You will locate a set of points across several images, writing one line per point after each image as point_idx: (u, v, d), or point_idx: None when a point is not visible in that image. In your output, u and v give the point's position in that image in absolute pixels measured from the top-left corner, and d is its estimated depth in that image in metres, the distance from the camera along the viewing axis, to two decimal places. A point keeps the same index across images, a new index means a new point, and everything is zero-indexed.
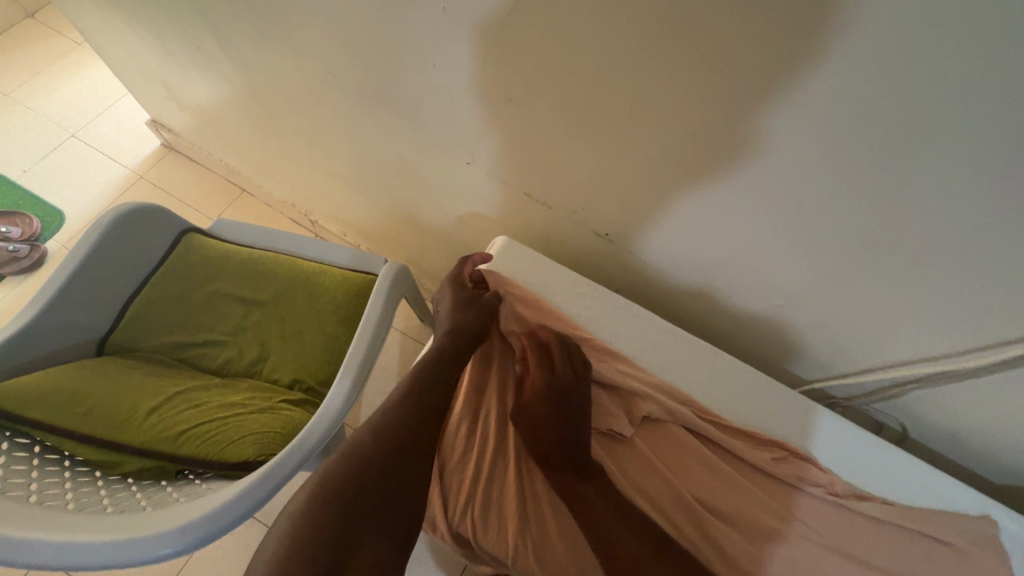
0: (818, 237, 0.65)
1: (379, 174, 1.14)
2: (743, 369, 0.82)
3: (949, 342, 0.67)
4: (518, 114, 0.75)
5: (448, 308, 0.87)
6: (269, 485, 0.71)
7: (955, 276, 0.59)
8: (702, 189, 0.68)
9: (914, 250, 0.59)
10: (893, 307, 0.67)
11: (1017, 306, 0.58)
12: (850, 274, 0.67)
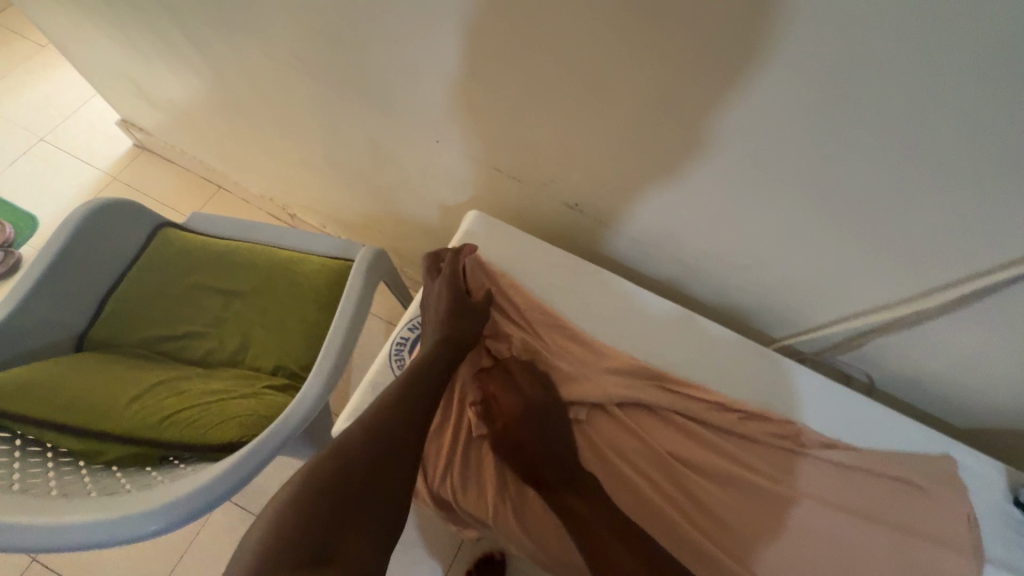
0: (805, 194, 0.60)
1: (351, 165, 1.08)
2: (719, 331, 0.75)
3: (925, 280, 0.61)
4: (485, 87, 0.70)
5: (437, 300, 0.72)
6: (252, 464, 0.64)
7: (931, 224, 0.55)
8: (673, 149, 0.63)
9: (885, 199, 0.55)
10: (869, 256, 0.62)
11: (991, 241, 0.53)
12: (818, 222, 0.62)
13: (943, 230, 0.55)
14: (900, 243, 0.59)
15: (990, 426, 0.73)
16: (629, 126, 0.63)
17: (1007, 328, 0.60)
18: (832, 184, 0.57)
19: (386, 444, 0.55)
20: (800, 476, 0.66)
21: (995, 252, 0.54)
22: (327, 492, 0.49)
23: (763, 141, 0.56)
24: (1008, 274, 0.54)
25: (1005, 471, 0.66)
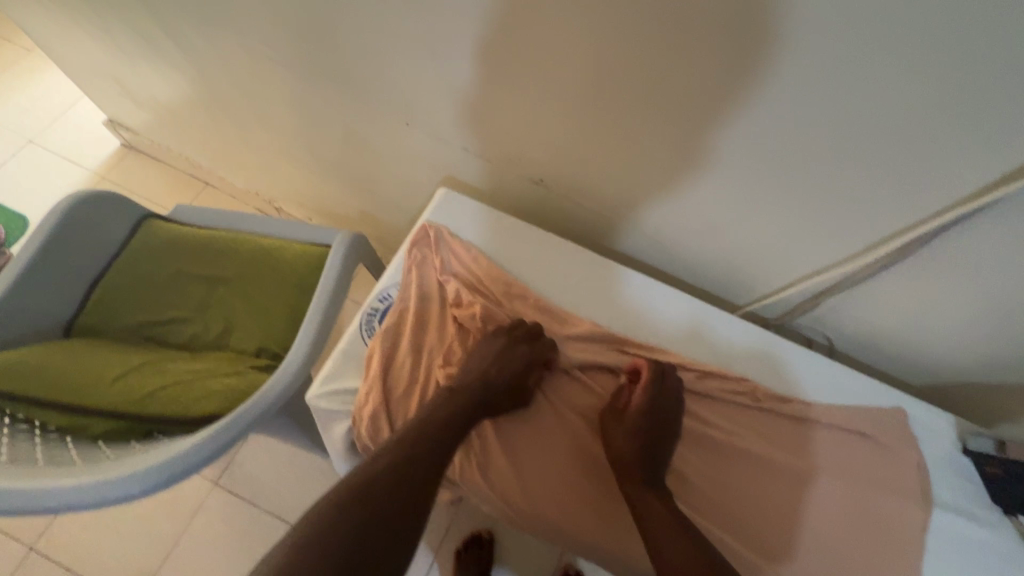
0: (767, 158, 0.60)
1: (328, 153, 1.10)
2: (679, 298, 0.77)
3: (872, 237, 0.63)
4: (447, 68, 0.72)
5: (405, 274, 0.71)
6: (232, 432, 0.68)
7: (875, 180, 0.56)
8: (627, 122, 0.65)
9: (829, 159, 0.57)
10: (822, 215, 0.63)
11: (929, 195, 0.55)
12: (770, 182, 0.63)
13: (879, 185, 0.57)
14: (839, 202, 0.61)
15: (946, 380, 0.76)
16: (580, 100, 0.65)
17: (946, 279, 0.62)
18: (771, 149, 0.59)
19: (413, 476, 0.53)
20: (756, 430, 0.68)
21: (926, 204, 0.56)
22: (359, 532, 0.48)
23: (704, 108, 0.58)
24: (937, 223, 0.56)
25: (956, 421, 0.69)
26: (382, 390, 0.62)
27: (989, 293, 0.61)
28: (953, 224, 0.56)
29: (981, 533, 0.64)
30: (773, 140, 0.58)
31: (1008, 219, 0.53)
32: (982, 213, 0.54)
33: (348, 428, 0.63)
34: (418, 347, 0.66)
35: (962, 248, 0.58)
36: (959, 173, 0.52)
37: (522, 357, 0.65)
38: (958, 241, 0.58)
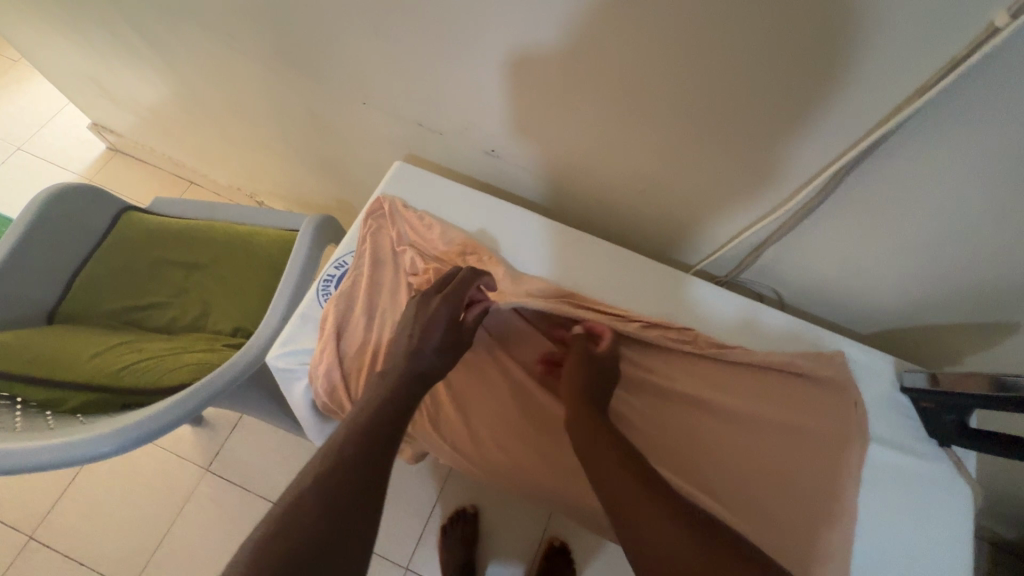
0: (717, 127, 0.63)
1: (296, 140, 1.13)
2: (626, 256, 0.80)
3: (799, 180, 0.64)
4: (390, 42, 0.75)
5: (361, 242, 0.74)
6: (199, 397, 0.72)
7: (793, 118, 0.58)
8: (559, 79, 0.67)
9: (746, 102, 0.58)
10: (752, 161, 0.65)
11: (841, 131, 0.57)
12: (701, 130, 0.64)
13: (787, 129, 0.59)
14: (757, 149, 0.63)
15: (888, 323, 0.79)
16: (512, 64, 0.68)
17: (866, 220, 0.65)
18: (684, 99, 0.62)
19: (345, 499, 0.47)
20: (699, 376, 0.72)
21: (832, 146, 0.59)
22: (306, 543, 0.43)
23: (620, 63, 0.61)
24: (840, 162, 0.59)
25: (894, 362, 0.72)
26: (334, 349, 0.65)
27: (906, 231, 0.64)
28: (855, 164, 0.59)
29: (914, 464, 0.67)
30: (684, 90, 0.61)
31: (904, 154, 0.56)
32: (879, 150, 0.57)
33: (306, 386, 0.66)
34: (370, 308, 0.68)
35: (871, 187, 0.61)
36: (854, 113, 0.54)
37: (436, 316, 0.63)
38: (864, 180, 0.60)
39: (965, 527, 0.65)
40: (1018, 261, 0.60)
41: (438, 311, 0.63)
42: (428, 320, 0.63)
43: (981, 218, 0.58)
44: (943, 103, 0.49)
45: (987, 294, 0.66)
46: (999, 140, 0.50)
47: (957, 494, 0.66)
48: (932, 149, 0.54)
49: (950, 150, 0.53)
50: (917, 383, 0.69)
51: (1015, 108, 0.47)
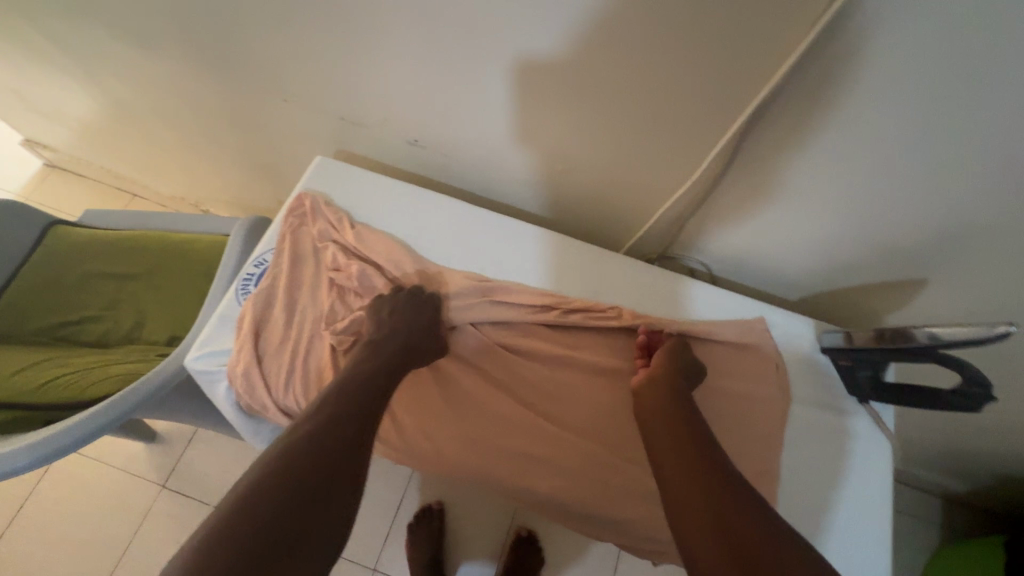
0: (621, 97, 0.64)
1: (228, 142, 1.11)
2: (556, 238, 0.78)
3: (705, 146, 0.66)
4: (298, 32, 0.75)
5: (280, 240, 0.72)
6: (117, 408, 0.70)
7: (687, 84, 0.59)
8: (468, 58, 0.68)
9: (642, 70, 0.60)
10: (661, 129, 0.66)
11: (734, 95, 0.58)
12: (609, 101, 0.66)
13: (689, 93, 0.60)
14: (666, 116, 0.64)
15: (812, 286, 0.81)
16: (420, 45, 0.68)
17: (776, 184, 0.67)
18: (587, 69, 0.62)
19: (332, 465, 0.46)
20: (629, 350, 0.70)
21: (730, 109, 0.60)
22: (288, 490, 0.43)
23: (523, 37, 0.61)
24: (736, 127, 0.60)
25: (815, 325, 0.74)
26: (252, 347, 0.64)
27: (812, 193, 0.66)
28: (752, 126, 0.60)
29: (834, 420, 0.69)
30: (587, 60, 0.61)
31: (793, 113, 0.57)
32: (769, 111, 0.58)
33: (227, 387, 0.65)
34: (291, 307, 0.67)
35: (770, 150, 0.62)
36: (744, 74, 0.55)
37: (431, 306, 0.68)
38: (763, 142, 0.62)
39: (884, 475, 0.68)
40: (910, 214, 0.63)
41: (433, 301, 0.68)
42: (421, 309, 0.67)
43: (877, 173, 0.60)
44: (818, 58, 0.51)
45: (893, 249, 0.69)
46: (872, 91, 0.52)
47: (873, 444, 0.69)
48: (816, 104, 0.55)
49: (834, 107, 0.55)
50: (836, 343, 0.70)
51: (882, 59, 0.49)
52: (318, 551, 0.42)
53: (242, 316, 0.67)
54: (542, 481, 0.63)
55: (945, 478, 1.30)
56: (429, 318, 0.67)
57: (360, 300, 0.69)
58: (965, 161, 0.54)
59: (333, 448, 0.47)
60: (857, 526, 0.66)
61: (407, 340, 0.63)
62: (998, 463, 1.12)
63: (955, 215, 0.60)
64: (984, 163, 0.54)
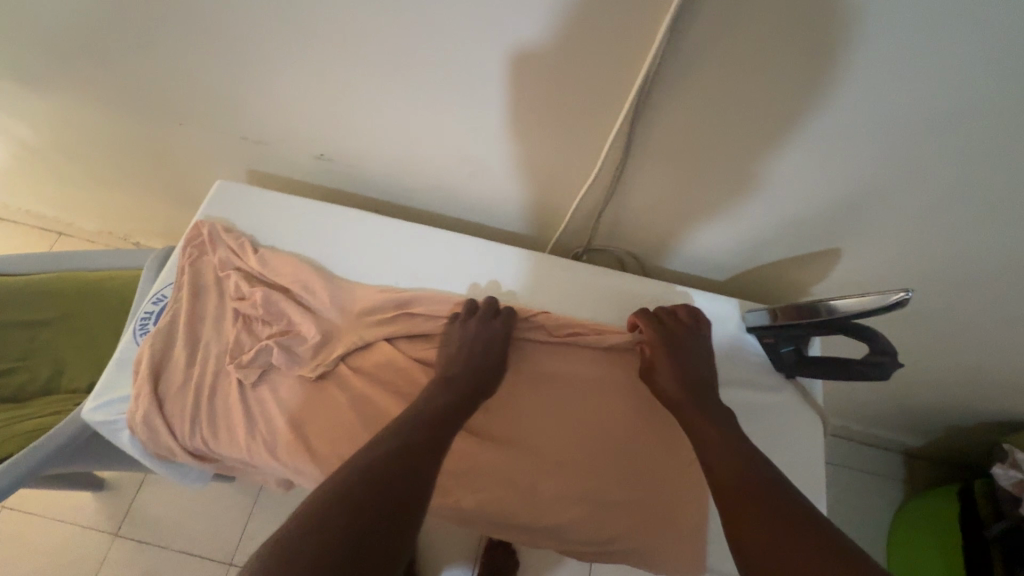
0: (513, 86, 0.63)
1: (134, 171, 1.05)
2: (474, 243, 0.76)
3: (605, 130, 0.65)
4: (178, 50, 0.71)
5: (178, 274, 0.68)
6: (13, 474, 0.65)
7: (573, 67, 0.59)
8: (356, 60, 0.66)
9: (527, 55, 0.59)
10: (559, 117, 0.65)
11: (619, 74, 0.58)
12: (503, 92, 0.64)
13: (576, 75, 0.59)
14: (563, 102, 0.63)
15: (736, 262, 0.82)
16: (306, 50, 0.66)
17: (681, 161, 0.67)
18: (474, 58, 0.61)
19: (390, 507, 0.46)
20: (555, 352, 0.70)
21: (620, 88, 0.59)
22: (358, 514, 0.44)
23: (405, 30, 0.60)
24: (627, 105, 0.60)
25: (739, 304, 0.74)
26: (152, 392, 0.61)
27: (716, 164, 0.66)
28: (644, 103, 0.60)
29: (764, 398, 0.70)
30: (473, 49, 0.60)
31: (684, 82, 0.57)
32: (659, 85, 0.58)
33: (131, 435, 0.61)
34: (193, 344, 0.64)
35: (670, 123, 0.62)
36: (624, 49, 0.55)
37: (507, 330, 0.67)
38: (662, 116, 0.62)
39: (814, 445, 0.69)
40: (809, 171, 0.64)
41: (508, 324, 0.68)
42: (496, 333, 0.66)
43: (777, 134, 0.60)
44: (690, 25, 0.51)
45: (801, 214, 0.70)
46: (749, 52, 0.52)
47: (803, 416, 0.70)
48: (699, 72, 0.55)
49: (718, 72, 0.55)
50: (760, 321, 0.69)
51: (748, 19, 0.49)
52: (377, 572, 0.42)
53: (139, 359, 0.63)
54: (468, 495, 0.62)
55: (902, 435, 1.33)
56: (503, 342, 0.67)
57: (269, 328, 0.65)
58: (842, 115, 0.56)
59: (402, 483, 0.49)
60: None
61: (473, 369, 0.64)
62: (947, 413, 1.15)
63: (847, 168, 0.62)
64: (861, 114, 0.56)
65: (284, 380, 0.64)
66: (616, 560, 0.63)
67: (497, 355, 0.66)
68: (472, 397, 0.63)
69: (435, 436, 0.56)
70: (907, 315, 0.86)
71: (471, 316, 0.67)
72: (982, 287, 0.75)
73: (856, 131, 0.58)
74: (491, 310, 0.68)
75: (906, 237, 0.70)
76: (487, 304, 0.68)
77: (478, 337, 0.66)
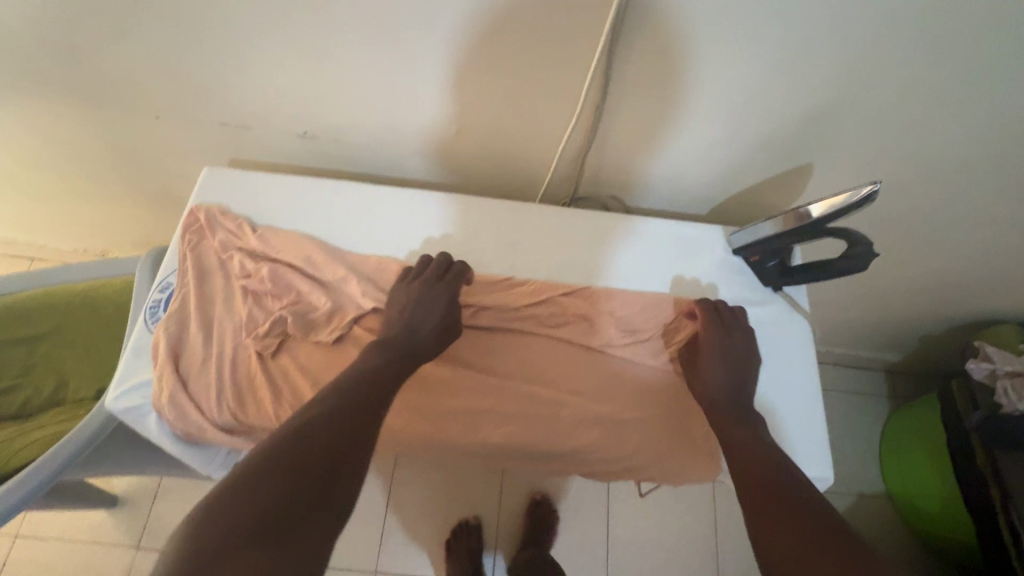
0: (482, 43, 0.65)
1: (107, 178, 1.03)
2: (467, 201, 0.78)
3: (578, 77, 0.68)
4: (142, 42, 0.70)
5: (180, 260, 0.69)
6: (39, 476, 0.65)
7: (542, 17, 0.61)
8: (327, 32, 0.66)
9: (496, 9, 0.61)
10: (534, 69, 0.68)
11: (586, 20, 0.60)
12: (476, 50, 0.66)
13: (545, 25, 0.62)
14: (539, 51, 0.65)
15: (709, 193, 0.87)
16: (275, 28, 0.67)
17: (652, 101, 0.71)
18: (449, 17, 0.62)
19: (324, 453, 0.52)
20: (557, 295, 0.73)
21: (588, 34, 0.62)
22: (292, 460, 0.51)
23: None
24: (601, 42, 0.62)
25: (724, 231, 0.78)
26: (173, 373, 0.62)
27: (685, 98, 0.70)
28: (617, 40, 0.62)
29: (758, 313, 0.75)
30: (446, 9, 0.61)
31: (648, 20, 0.60)
32: (626, 25, 0.60)
33: (158, 417, 0.62)
34: (207, 324, 0.65)
35: (639, 64, 0.65)
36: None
37: (450, 288, 0.69)
38: (631, 57, 0.64)
39: (809, 349, 0.74)
40: (773, 94, 0.68)
41: (452, 282, 0.70)
42: (439, 291, 0.68)
43: (741, 63, 0.64)
44: None
45: (768, 138, 0.75)
46: None
47: (795, 325, 0.75)
48: (661, 10, 0.58)
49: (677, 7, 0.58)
50: (743, 241, 0.74)
51: None
52: (312, 515, 0.49)
53: (155, 344, 0.64)
54: (495, 430, 0.65)
55: (882, 351, 1.41)
56: (446, 300, 0.68)
57: (280, 301, 0.67)
58: (806, 32, 0.59)
59: (339, 431, 0.54)
60: (791, 395, 0.72)
61: (409, 324, 0.66)
62: (920, 323, 1.23)
63: (810, 86, 0.66)
64: (822, 28, 0.59)
65: (302, 348, 0.65)
66: (634, 478, 0.69)
67: (438, 313, 0.67)
68: (408, 353, 0.64)
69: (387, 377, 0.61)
70: (876, 230, 0.92)
71: (421, 272, 0.70)
72: (941, 191, 0.81)
73: (818, 46, 0.61)
74: (443, 268, 0.71)
75: (864, 151, 0.75)
76: (439, 259, 0.71)
77: (418, 297, 0.67)
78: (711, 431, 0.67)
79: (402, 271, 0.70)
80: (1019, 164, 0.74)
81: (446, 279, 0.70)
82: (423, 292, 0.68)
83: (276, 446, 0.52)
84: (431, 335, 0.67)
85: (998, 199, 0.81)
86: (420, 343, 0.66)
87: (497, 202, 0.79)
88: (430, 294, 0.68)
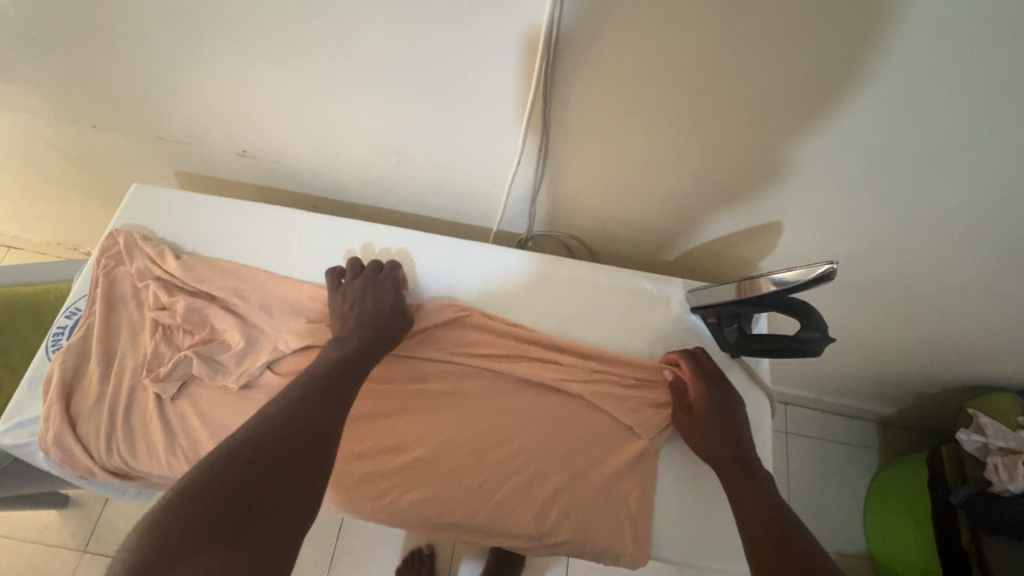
0: (414, 73, 0.60)
1: (55, 185, 0.99)
2: (408, 237, 0.73)
3: (519, 115, 0.63)
4: (63, 52, 0.67)
5: (92, 287, 0.66)
6: None
7: (474, 52, 0.56)
8: (252, 53, 0.62)
9: (423, 40, 0.56)
10: (473, 104, 0.63)
11: (519, 57, 0.55)
12: (409, 80, 0.62)
13: (479, 60, 0.57)
14: (469, 82, 0.60)
15: (667, 240, 0.81)
16: (198, 46, 0.63)
17: (604, 144, 0.65)
18: (375, 44, 0.58)
19: (290, 451, 0.48)
20: (491, 348, 0.68)
21: (524, 71, 0.57)
22: (256, 459, 0.46)
23: (297, 15, 0.56)
24: (535, 80, 0.57)
25: (683, 285, 0.72)
26: (62, 412, 0.58)
27: (639, 143, 0.64)
28: (553, 79, 0.57)
29: None
30: (372, 37, 0.57)
31: (588, 62, 0.55)
32: (564, 65, 0.55)
33: (45, 457, 0.59)
34: (109, 359, 0.62)
35: (584, 105, 0.60)
36: (521, 31, 0.53)
37: (390, 281, 0.66)
38: (573, 98, 0.59)
39: (766, 422, 0.68)
40: (732, 147, 0.62)
41: (389, 275, 0.66)
42: (383, 282, 0.66)
43: (693, 110, 0.58)
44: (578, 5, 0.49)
45: (732, 187, 0.68)
46: (639, 25, 0.50)
47: (752, 394, 0.69)
48: (598, 53, 0.53)
49: (616, 48, 0.53)
50: (701, 301, 0.68)
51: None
52: (279, 515, 0.44)
53: (50, 378, 0.60)
54: (404, 496, 0.61)
55: (872, 403, 1.33)
56: (394, 290, 0.65)
57: (191, 337, 0.63)
58: (757, 84, 0.53)
59: (303, 427, 0.50)
60: None
61: (365, 320, 0.63)
62: (911, 381, 1.15)
63: (767, 141, 0.60)
64: (773, 82, 0.53)
65: (205, 391, 0.61)
66: (570, 552, 0.62)
67: (388, 302, 0.64)
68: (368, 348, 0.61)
69: (345, 375, 0.58)
70: (859, 287, 0.85)
71: (358, 273, 0.67)
72: (928, 252, 0.74)
73: (774, 98, 0.54)
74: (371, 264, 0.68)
75: (839, 210, 0.68)
76: (371, 260, 0.68)
77: (363, 291, 0.65)
78: (640, 511, 0.61)
79: (333, 278, 0.67)
80: (1017, 232, 0.65)
81: (383, 271, 0.67)
82: (364, 287, 0.65)
83: (239, 444, 0.47)
84: (385, 324, 0.63)
85: (993, 264, 0.73)
86: (374, 335, 0.62)
87: (441, 237, 0.74)
88: (372, 287, 0.65)
